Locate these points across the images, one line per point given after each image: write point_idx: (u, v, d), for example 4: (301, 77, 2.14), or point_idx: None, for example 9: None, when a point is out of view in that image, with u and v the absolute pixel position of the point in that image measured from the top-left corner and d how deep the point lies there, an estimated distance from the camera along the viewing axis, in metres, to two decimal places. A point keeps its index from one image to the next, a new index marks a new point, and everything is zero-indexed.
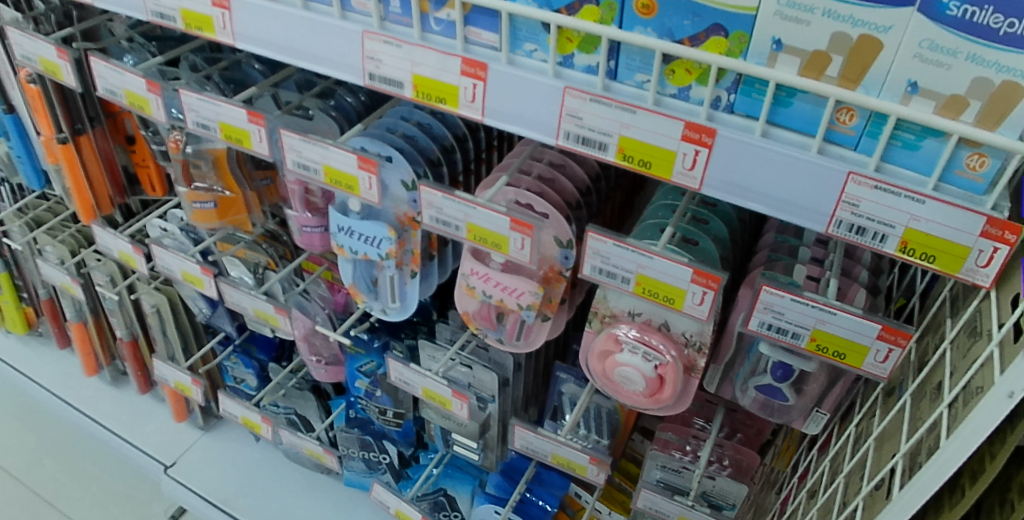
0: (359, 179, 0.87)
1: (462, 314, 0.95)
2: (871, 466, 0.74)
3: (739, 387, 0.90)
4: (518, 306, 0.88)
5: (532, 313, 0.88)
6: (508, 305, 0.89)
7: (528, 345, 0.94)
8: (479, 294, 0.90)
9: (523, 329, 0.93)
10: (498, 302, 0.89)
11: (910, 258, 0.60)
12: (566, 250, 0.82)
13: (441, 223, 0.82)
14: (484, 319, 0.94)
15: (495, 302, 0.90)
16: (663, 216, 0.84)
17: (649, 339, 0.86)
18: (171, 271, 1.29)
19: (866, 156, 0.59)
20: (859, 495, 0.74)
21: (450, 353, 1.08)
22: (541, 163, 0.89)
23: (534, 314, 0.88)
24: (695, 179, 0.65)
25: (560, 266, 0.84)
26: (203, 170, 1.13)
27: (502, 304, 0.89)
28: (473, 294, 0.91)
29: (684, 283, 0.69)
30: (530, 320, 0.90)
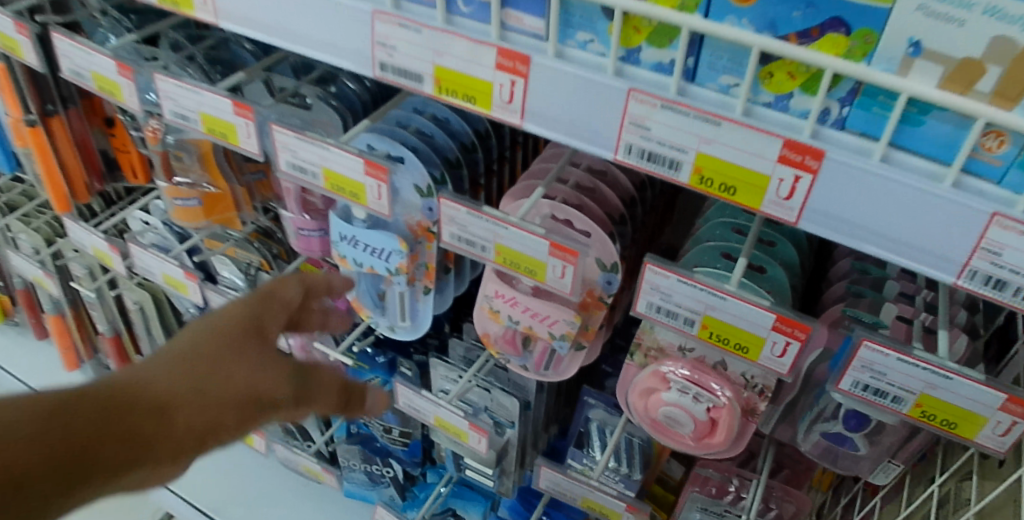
0: (365, 186, 0.73)
1: (483, 338, 0.82)
2: None
3: (801, 431, 0.79)
4: (548, 336, 0.76)
5: (566, 343, 0.76)
6: (538, 334, 0.77)
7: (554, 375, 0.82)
8: (504, 320, 0.78)
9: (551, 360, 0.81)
10: (526, 329, 0.77)
11: None
12: (610, 274, 0.69)
13: (463, 242, 0.68)
14: (508, 344, 0.81)
15: (523, 329, 0.78)
16: (723, 236, 0.73)
17: (701, 379, 0.74)
18: (152, 273, 1.17)
19: (1014, 194, 0.46)
20: None
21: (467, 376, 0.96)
22: (579, 169, 0.76)
23: (568, 345, 0.76)
24: (792, 211, 0.52)
25: (600, 292, 0.71)
26: (185, 163, 1.01)
27: (530, 332, 0.77)
28: (497, 318, 0.79)
29: (763, 330, 0.57)
30: (561, 350, 0.78)
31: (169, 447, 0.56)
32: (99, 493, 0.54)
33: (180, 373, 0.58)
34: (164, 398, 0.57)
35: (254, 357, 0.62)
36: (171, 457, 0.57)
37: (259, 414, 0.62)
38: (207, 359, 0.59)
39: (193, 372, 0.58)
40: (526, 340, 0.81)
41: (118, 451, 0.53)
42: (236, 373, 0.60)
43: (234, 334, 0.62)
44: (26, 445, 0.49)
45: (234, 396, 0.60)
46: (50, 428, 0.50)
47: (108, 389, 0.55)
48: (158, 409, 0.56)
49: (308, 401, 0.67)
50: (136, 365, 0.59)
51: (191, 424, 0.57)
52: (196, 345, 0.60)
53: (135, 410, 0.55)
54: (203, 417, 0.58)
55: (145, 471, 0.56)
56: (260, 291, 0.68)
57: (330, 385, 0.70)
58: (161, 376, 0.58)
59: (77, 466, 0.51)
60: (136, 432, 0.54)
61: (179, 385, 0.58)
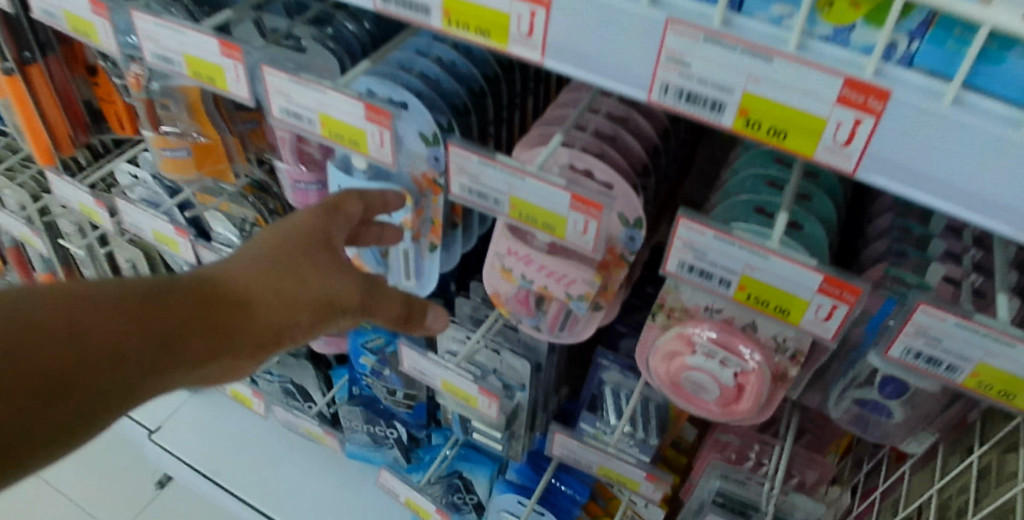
0: (365, 133, 0.67)
1: (493, 298, 0.77)
2: None
3: (831, 397, 0.74)
4: (564, 296, 0.71)
5: (584, 305, 0.71)
6: (553, 295, 0.72)
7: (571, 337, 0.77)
8: (518, 280, 0.73)
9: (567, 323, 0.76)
10: (540, 288, 0.72)
11: None
12: (633, 230, 0.64)
13: (475, 195, 0.62)
14: (520, 304, 0.76)
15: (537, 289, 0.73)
16: (755, 189, 0.67)
17: (729, 342, 0.69)
18: (141, 231, 1.12)
19: None
20: None
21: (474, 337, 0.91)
22: (598, 115, 0.70)
23: (586, 307, 0.71)
24: (849, 158, 0.46)
25: (621, 250, 0.66)
26: (172, 112, 0.94)
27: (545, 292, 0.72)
28: (510, 278, 0.73)
29: (807, 292, 0.52)
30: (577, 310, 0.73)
31: (249, 340, 0.61)
32: (188, 375, 0.59)
33: (256, 272, 0.62)
34: (243, 293, 0.61)
35: (322, 264, 0.65)
36: (249, 347, 0.62)
37: (330, 319, 0.66)
38: (279, 262, 0.63)
39: (270, 275, 0.62)
40: (539, 299, 0.76)
41: (206, 340, 0.58)
42: (309, 279, 0.64)
43: (305, 240, 0.65)
44: (131, 326, 0.53)
45: (307, 299, 0.64)
46: (151, 314, 0.55)
47: (197, 282, 0.59)
48: (240, 305, 0.61)
49: (375, 314, 0.69)
50: (219, 264, 0.63)
51: (271, 318, 0.62)
52: (271, 249, 0.64)
53: (221, 303, 0.60)
54: (279, 314, 0.62)
55: (227, 359, 0.61)
56: (330, 201, 0.69)
57: (395, 303, 0.70)
58: (241, 273, 0.62)
59: (171, 348, 0.56)
60: (222, 324, 0.59)
61: (259, 285, 0.62)
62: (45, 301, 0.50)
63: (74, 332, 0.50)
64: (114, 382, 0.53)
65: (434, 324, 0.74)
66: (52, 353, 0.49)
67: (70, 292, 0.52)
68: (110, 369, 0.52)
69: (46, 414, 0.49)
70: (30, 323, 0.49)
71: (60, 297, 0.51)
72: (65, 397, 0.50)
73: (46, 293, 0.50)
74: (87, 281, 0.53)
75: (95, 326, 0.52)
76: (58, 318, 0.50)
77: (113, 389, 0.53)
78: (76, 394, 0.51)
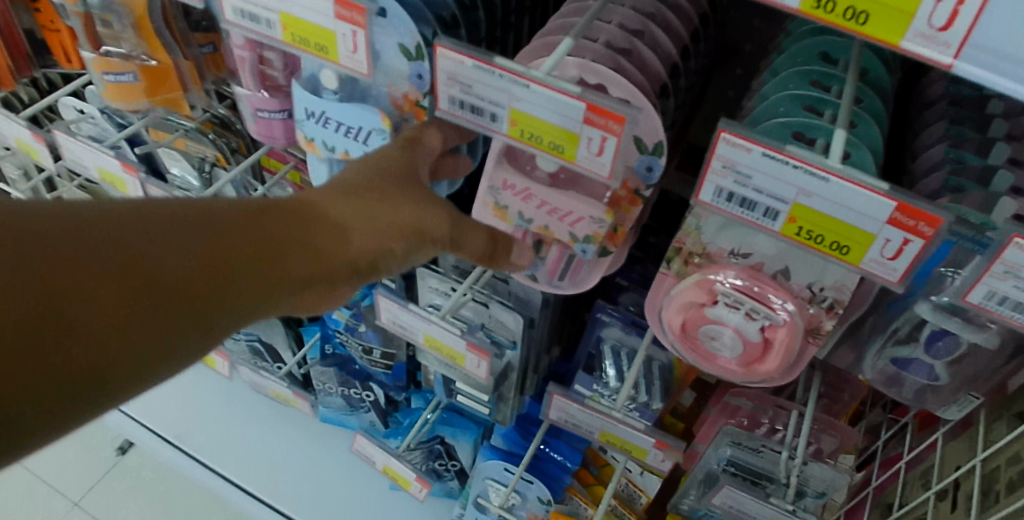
0: (336, 36, 0.57)
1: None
2: None
3: (867, 357, 0.66)
4: (568, 237, 0.61)
5: (591, 249, 0.61)
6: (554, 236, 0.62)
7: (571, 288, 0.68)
8: (514, 220, 0.63)
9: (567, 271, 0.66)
10: (540, 228, 0.63)
11: None
12: (652, 158, 0.54)
13: (467, 109, 0.52)
14: None
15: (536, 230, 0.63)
16: (792, 113, 0.58)
17: (756, 291, 0.60)
18: (85, 168, 1.00)
19: None
20: None
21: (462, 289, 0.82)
22: (610, 25, 0.59)
23: (594, 252, 0.61)
24: (949, 47, 0.36)
25: (636, 185, 0.56)
26: (115, 30, 0.83)
27: (545, 233, 0.63)
28: (504, 217, 0.64)
29: (874, 225, 0.43)
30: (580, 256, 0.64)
31: (339, 264, 0.59)
32: (282, 300, 0.58)
33: (345, 200, 0.59)
34: (334, 220, 0.59)
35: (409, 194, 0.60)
36: (341, 273, 0.60)
37: (420, 248, 0.62)
38: (366, 190, 0.60)
39: (358, 199, 0.60)
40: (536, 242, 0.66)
41: (291, 262, 0.57)
42: (393, 205, 0.60)
43: (392, 169, 0.60)
44: (211, 244, 0.53)
45: (392, 225, 0.60)
46: (230, 233, 0.54)
47: (284, 206, 0.58)
48: (327, 228, 0.59)
49: (463, 249, 0.62)
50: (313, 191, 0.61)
51: (364, 246, 0.59)
52: (358, 178, 0.60)
53: (305, 226, 0.58)
54: (365, 239, 0.59)
55: (320, 284, 0.60)
56: (408, 134, 0.62)
57: (478, 237, 0.61)
58: (330, 201, 0.60)
59: (257, 272, 0.55)
60: (310, 246, 0.57)
61: (346, 209, 0.59)
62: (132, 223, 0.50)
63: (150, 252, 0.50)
64: (198, 299, 0.52)
65: (517, 261, 0.64)
66: (131, 264, 0.49)
67: (152, 208, 0.51)
68: (193, 285, 0.51)
69: (136, 326, 0.49)
70: (107, 236, 0.48)
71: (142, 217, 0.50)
72: (153, 310, 0.49)
73: (128, 208, 0.51)
74: (172, 202, 0.53)
75: (175, 241, 0.51)
76: (139, 230, 0.50)
77: (201, 305, 0.52)
78: (164, 306, 0.50)
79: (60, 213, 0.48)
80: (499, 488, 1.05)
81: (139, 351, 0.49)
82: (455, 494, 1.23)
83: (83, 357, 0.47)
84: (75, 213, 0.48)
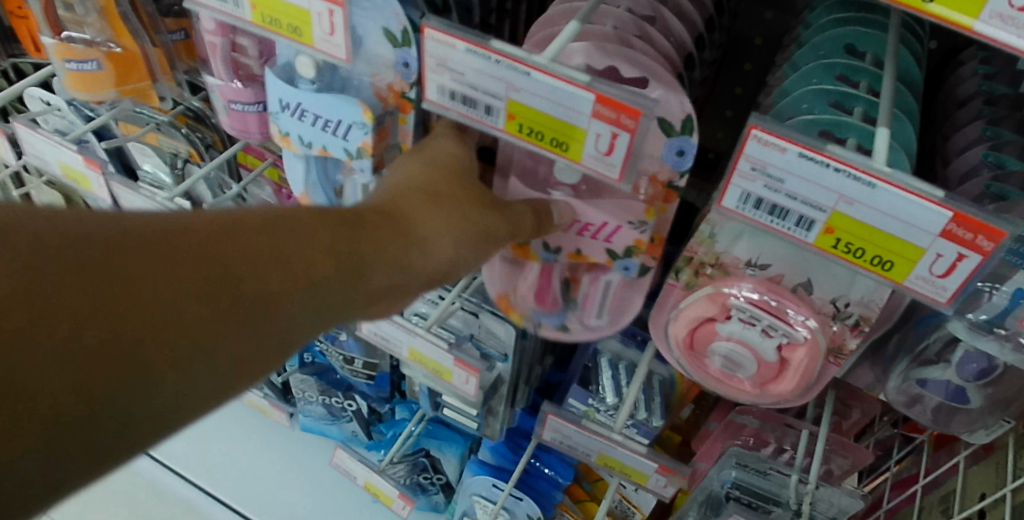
0: (311, 16, 0.51)
1: (502, 304, 0.67)
2: None
3: (889, 376, 0.61)
4: (607, 258, 0.59)
5: (633, 264, 0.58)
6: (590, 260, 0.60)
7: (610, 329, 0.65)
8: (540, 254, 0.62)
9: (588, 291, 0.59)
10: (570, 255, 0.61)
11: None
12: (683, 139, 0.47)
13: (458, 100, 0.46)
14: (546, 288, 0.64)
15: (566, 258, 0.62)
16: (820, 111, 0.52)
17: (773, 305, 0.54)
18: (48, 164, 0.93)
19: None
20: None
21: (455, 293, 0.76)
22: (619, 10, 0.53)
23: (638, 267, 0.58)
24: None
25: (668, 176, 0.50)
26: (79, 14, 0.76)
27: (579, 259, 0.61)
28: (529, 253, 0.63)
29: (925, 237, 0.37)
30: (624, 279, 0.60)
31: (413, 276, 0.53)
32: (349, 315, 0.52)
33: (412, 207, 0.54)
34: (404, 228, 0.53)
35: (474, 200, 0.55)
36: (414, 287, 0.54)
37: (486, 255, 0.56)
38: (434, 198, 0.54)
39: (431, 206, 0.54)
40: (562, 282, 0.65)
41: (367, 274, 0.51)
42: (467, 211, 0.54)
43: (452, 175, 0.56)
44: (281, 257, 0.46)
45: (461, 230, 0.54)
46: (301, 244, 0.47)
47: (353, 214, 0.52)
48: (402, 238, 0.53)
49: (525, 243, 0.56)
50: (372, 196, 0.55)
51: (438, 254, 0.54)
52: (420, 183, 0.55)
53: (378, 235, 0.52)
54: (441, 248, 0.54)
55: (392, 299, 0.54)
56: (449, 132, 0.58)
57: (523, 215, 0.55)
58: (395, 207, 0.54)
59: (324, 292, 0.48)
60: (383, 256, 0.51)
61: (421, 217, 0.54)
62: (169, 249, 0.42)
63: (195, 284, 0.42)
64: (269, 321, 0.45)
65: (561, 220, 0.57)
66: (195, 280, 0.42)
67: (209, 220, 0.45)
68: (263, 307, 0.45)
69: (203, 351, 0.42)
70: (165, 251, 0.42)
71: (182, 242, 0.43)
72: (222, 332, 0.43)
73: (183, 220, 0.44)
74: (214, 221, 0.45)
75: (237, 258, 0.44)
76: (202, 244, 0.43)
77: (271, 326, 0.45)
78: (230, 333, 0.43)
79: (95, 234, 0.41)
80: (486, 505, 0.99)
81: (204, 379, 0.43)
82: (439, 507, 1.16)
83: (142, 392, 0.40)
84: (120, 228, 0.42)
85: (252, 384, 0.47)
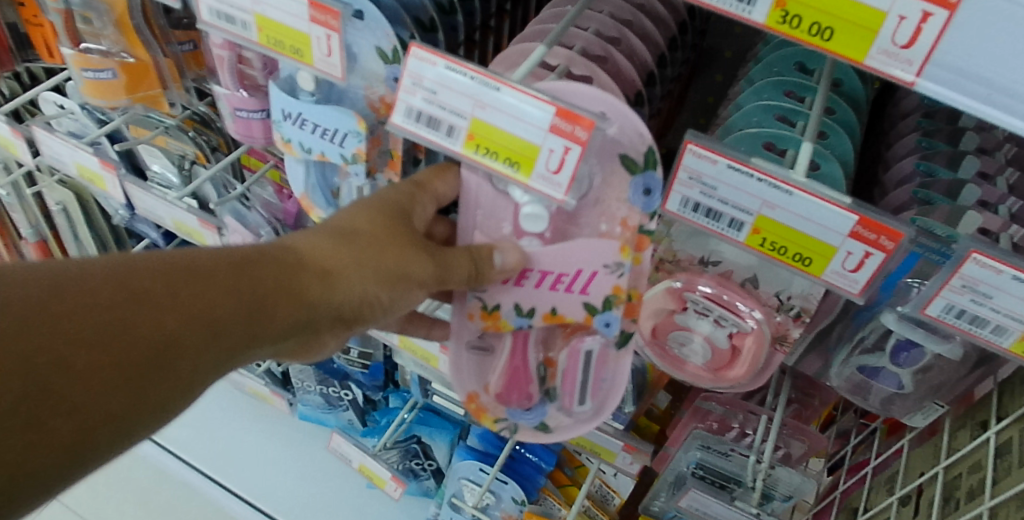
0: (310, 39, 0.57)
1: (473, 406, 0.73)
2: None
3: (834, 363, 0.67)
4: (586, 315, 0.63)
5: (614, 320, 0.62)
6: (568, 319, 0.63)
7: (591, 421, 0.71)
8: (512, 321, 0.65)
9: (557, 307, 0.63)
10: (546, 316, 0.64)
11: None
12: (648, 174, 0.54)
13: (424, 122, 0.52)
14: (520, 378, 0.69)
15: (541, 321, 0.65)
16: (764, 124, 0.58)
17: (725, 298, 0.61)
18: (65, 165, 0.98)
19: None
20: None
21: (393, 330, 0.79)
22: (586, 32, 0.60)
23: (618, 320, 0.62)
24: (910, 65, 0.36)
25: (639, 219, 0.56)
26: (97, 27, 0.82)
27: (554, 320, 0.64)
28: (500, 322, 0.66)
29: (836, 238, 0.43)
30: (608, 340, 0.64)
31: (323, 314, 0.56)
32: (260, 351, 0.54)
33: (328, 246, 0.56)
34: (318, 269, 0.55)
35: (393, 244, 0.58)
36: (322, 323, 0.56)
37: (409, 293, 0.59)
38: (352, 241, 0.57)
39: (342, 245, 0.56)
40: (539, 373, 0.69)
41: (273, 315, 0.53)
42: (382, 251, 0.57)
43: (379, 218, 0.58)
44: (179, 305, 0.49)
45: (378, 272, 0.57)
46: (201, 288, 0.50)
47: (263, 254, 0.54)
48: (310, 276, 0.55)
49: (452, 281, 0.60)
50: (297, 234, 0.58)
51: (350, 294, 0.56)
52: (347, 223, 0.58)
53: (290, 276, 0.54)
54: (349, 286, 0.56)
55: (300, 335, 0.56)
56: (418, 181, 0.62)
57: (459, 262, 0.59)
58: (313, 246, 0.56)
59: (230, 335, 0.50)
60: (292, 298, 0.54)
61: (333, 256, 0.56)
62: (69, 304, 0.45)
63: (90, 336, 0.45)
64: (166, 364, 0.48)
65: (503, 267, 0.59)
66: (85, 330, 0.45)
67: (116, 269, 0.48)
68: (164, 352, 0.48)
69: (96, 400, 0.45)
70: (58, 306, 0.45)
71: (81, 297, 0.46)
72: (116, 376, 0.46)
73: (89, 271, 0.47)
74: (120, 269, 0.48)
75: (137, 308, 0.47)
76: (98, 296, 0.46)
77: (172, 368, 0.48)
78: (127, 379, 0.46)
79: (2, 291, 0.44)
80: (473, 488, 1.05)
81: (99, 421, 0.46)
82: (430, 493, 1.23)
83: (37, 440, 0.44)
84: (14, 287, 0.45)
85: (153, 423, 0.49)
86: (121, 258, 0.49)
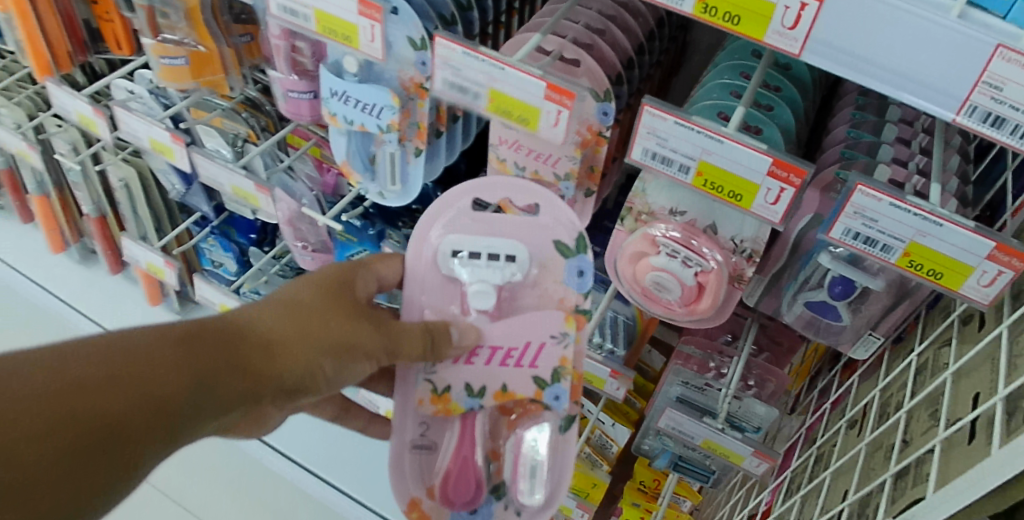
0: (358, 28, 0.72)
1: (417, 514, 0.80)
2: (947, 408, 0.63)
3: (787, 301, 0.80)
4: (535, 390, 0.77)
5: (561, 392, 0.77)
6: (517, 395, 0.77)
7: (539, 513, 0.80)
8: (463, 402, 0.77)
9: (547, 252, 0.76)
10: (497, 393, 0.76)
11: (917, 272, 0.57)
12: (580, 255, 0.76)
13: (456, 88, 0.67)
14: (466, 482, 0.77)
15: (491, 400, 0.77)
16: (721, 98, 0.72)
17: (692, 242, 0.74)
18: (138, 139, 1.14)
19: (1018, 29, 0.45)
20: (933, 440, 0.62)
21: (332, 408, 0.96)
22: (577, 25, 0.74)
23: (565, 392, 0.77)
24: (795, 42, 0.50)
25: (574, 299, 0.77)
26: (172, 20, 0.98)
27: (504, 397, 0.77)
28: (451, 405, 0.77)
29: (758, 177, 0.57)
30: (556, 416, 0.78)
31: (273, 384, 0.63)
32: (214, 423, 0.61)
33: (278, 321, 0.66)
34: (268, 341, 0.64)
35: (335, 318, 0.68)
36: (272, 393, 0.64)
37: (351, 362, 0.68)
38: (299, 317, 0.66)
39: (291, 317, 0.66)
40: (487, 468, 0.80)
41: (225, 387, 0.60)
42: (328, 323, 0.67)
43: (322, 296, 0.69)
44: (141, 380, 0.56)
45: (325, 342, 0.66)
46: (163, 361, 0.58)
47: (210, 328, 0.63)
48: (261, 347, 0.63)
49: (401, 353, 0.70)
50: (251, 309, 0.67)
51: (295, 364, 0.64)
52: (296, 299, 0.68)
53: (244, 349, 0.63)
54: (297, 356, 0.65)
55: (247, 407, 0.62)
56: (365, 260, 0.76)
57: (407, 335, 0.70)
58: (265, 321, 0.65)
59: (185, 405, 0.58)
60: (242, 369, 0.62)
61: (278, 328, 0.65)
62: (47, 381, 0.53)
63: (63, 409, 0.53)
64: (128, 434, 0.55)
65: (459, 342, 0.73)
66: (58, 405, 0.52)
67: (89, 348, 0.56)
68: (124, 425, 0.55)
69: (62, 470, 0.52)
70: (34, 384, 0.52)
71: (59, 374, 0.54)
72: (74, 449, 0.53)
73: (68, 351, 0.55)
74: (92, 348, 0.56)
75: (104, 383, 0.55)
76: (71, 373, 0.54)
77: (130, 439, 0.55)
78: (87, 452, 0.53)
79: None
80: None
81: (62, 489, 0.52)
82: None
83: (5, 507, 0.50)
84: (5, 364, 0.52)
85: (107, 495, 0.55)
86: (96, 337, 0.57)
